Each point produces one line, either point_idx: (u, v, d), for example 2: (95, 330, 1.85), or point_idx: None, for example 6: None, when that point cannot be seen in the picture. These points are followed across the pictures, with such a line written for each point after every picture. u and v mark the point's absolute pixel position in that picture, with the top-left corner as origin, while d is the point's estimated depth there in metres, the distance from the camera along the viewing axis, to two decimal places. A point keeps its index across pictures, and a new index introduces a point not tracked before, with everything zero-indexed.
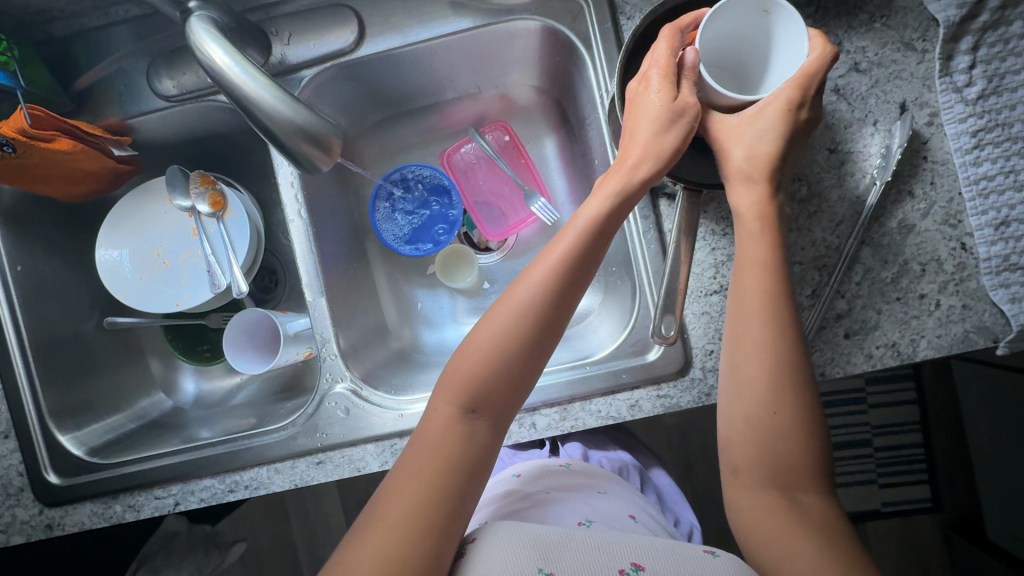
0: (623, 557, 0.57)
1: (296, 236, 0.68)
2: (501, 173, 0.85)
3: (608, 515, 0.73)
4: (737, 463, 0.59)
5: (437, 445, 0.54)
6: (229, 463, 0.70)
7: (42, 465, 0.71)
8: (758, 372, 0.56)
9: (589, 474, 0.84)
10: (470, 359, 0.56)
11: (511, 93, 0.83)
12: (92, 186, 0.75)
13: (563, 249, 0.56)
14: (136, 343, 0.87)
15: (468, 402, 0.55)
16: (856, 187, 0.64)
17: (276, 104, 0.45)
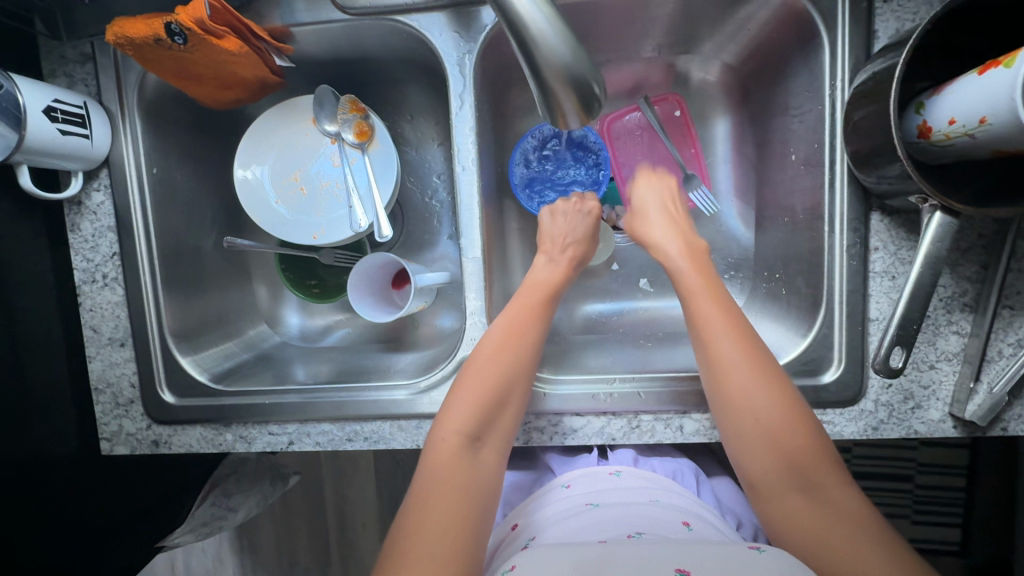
0: (665, 564, 0.50)
1: (466, 187, 0.63)
2: (660, 149, 0.78)
3: (658, 524, 0.65)
4: (801, 533, 0.51)
5: (455, 471, 0.54)
6: (350, 413, 0.67)
7: (158, 382, 0.69)
8: (758, 435, 0.54)
9: (640, 480, 0.75)
10: (465, 399, 0.58)
11: (692, 65, 0.76)
12: (239, 94, 0.69)
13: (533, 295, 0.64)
14: (246, 266, 0.83)
15: (471, 432, 0.57)
16: None
17: (559, 45, 0.38)
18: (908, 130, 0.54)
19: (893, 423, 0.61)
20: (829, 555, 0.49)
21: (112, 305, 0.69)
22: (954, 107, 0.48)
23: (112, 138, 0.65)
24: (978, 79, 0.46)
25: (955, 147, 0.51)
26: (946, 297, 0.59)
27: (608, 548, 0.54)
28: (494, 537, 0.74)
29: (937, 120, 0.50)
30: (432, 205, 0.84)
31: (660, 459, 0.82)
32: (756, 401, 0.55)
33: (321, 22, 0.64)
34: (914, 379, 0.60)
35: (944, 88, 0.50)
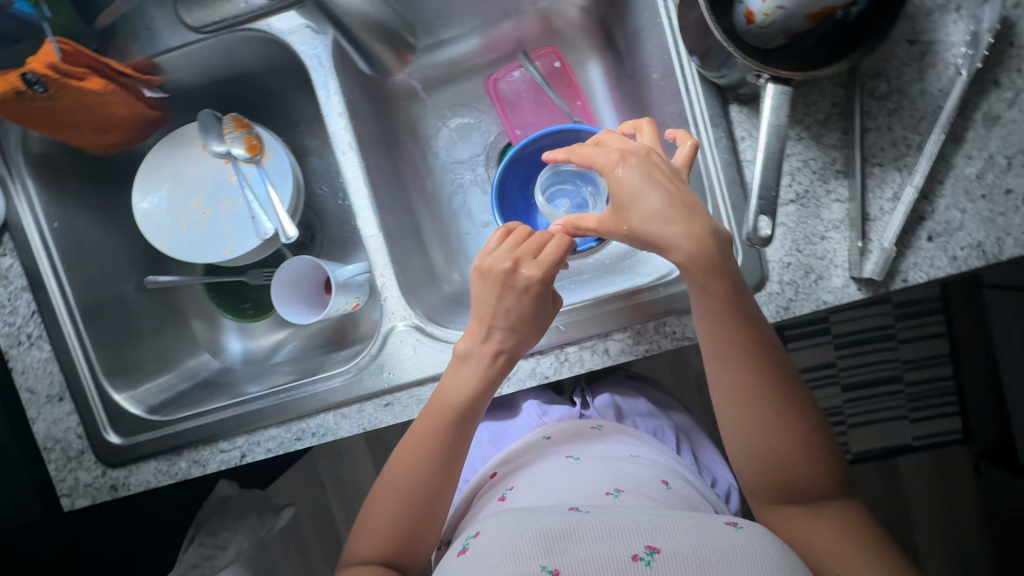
0: (638, 540, 0.52)
1: (351, 168, 0.65)
2: (548, 101, 0.81)
3: (639, 482, 0.66)
4: (807, 539, 0.55)
5: (393, 500, 0.62)
6: (293, 412, 0.69)
7: (101, 425, 0.70)
8: (747, 436, 0.58)
9: (623, 435, 0.78)
10: (403, 471, 0.62)
11: (556, 13, 0.79)
12: (122, 135, 0.71)
13: (434, 408, 0.62)
14: (178, 304, 0.84)
15: (410, 495, 0.61)
16: (939, 80, 0.60)
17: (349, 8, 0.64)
18: (737, 20, 0.57)
19: (802, 299, 0.63)
20: (823, 548, 0.54)
21: (42, 362, 0.69)
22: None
23: (5, 201, 0.67)
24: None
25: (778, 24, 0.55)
26: (819, 169, 0.62)
27: (581, 519, 0.55)
28: (473, 486, 0.79)
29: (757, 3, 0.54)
30: (345, 205, 0.86)
31: (639, 414, 0.90)
32: (749, 410, 0.58)
33: (185, 45, 0.67)
34: (811, 253, 0.63)
35: None
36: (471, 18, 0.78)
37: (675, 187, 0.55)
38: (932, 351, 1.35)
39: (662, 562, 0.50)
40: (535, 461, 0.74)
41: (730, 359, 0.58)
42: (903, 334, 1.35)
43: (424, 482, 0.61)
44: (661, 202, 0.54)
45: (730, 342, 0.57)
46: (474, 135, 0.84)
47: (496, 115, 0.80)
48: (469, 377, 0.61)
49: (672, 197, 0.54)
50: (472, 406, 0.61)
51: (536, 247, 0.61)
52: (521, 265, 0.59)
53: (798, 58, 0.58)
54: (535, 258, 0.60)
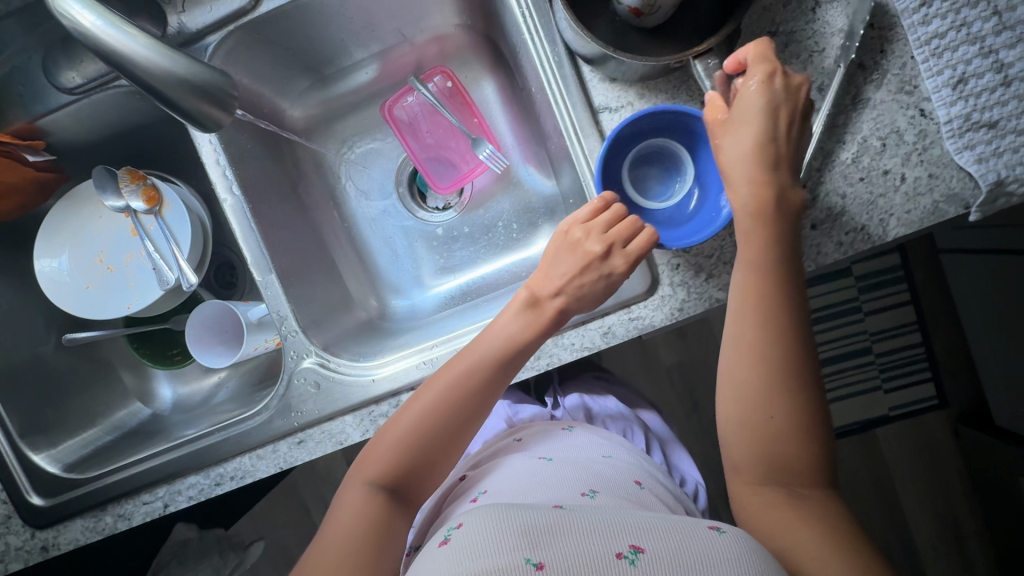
0: (621, 540, 0.52)
1: (231, 215, 0.66)
2: (446, 121, 0.82)
3: (613, 483, 0.70)
4: (785, 523, 0.53)
5: (401, 442, 0.60)
6: (211, 457, 0.69)
7: (23, 488, 0.70)
8: (751, 377, 0.56)
9: (592, 438, 0.82)
10: (417, 418, 0.60)
11: (442, 35, 0.79)
12: (18, 201, 0.71)
13: (463, 367, 0.61)
14: (103, 358, 0.84)
15: (418, 444, 0.60)
16: (802, 69, 0.61)
17: (150, 56, 0.42)
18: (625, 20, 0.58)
19: (694, 299, 0.63)
20: (784, 529, 0.52)
21: None
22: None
23: None
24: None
25: (663, 5, 0.54)
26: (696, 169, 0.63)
27: (566, 516, 0.55)
28: (439, 494, 0.79)
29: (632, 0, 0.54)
30: None
31: (609, 414, 0.93)
32: (754, 350, 0.56)
33: (63, 105, 0.67)
34: (698, 252, 0.62)
35: None
36: (358, 49, 0.79)
37: (773, 133, 0.54)
38: (897, 321, 1.35)
39: (647, 560, 0.50)
40: (512, 459, 0.76)
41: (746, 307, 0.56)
42: (865, 306, 1.35)
43: (431, 434, 0.60)
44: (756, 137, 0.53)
45: (759, 282, 0.55)
46: (379, 162, 0.86)
47: (395, 139, 0.80)
48: (523, 334, 0.62)
49: (767, 139, 0.53)
50: (501, 376, 0.62)
51: (627, 235, 0.60)
52: (613, 251, 0.60)
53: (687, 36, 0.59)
54: (625, 247, 0.60)
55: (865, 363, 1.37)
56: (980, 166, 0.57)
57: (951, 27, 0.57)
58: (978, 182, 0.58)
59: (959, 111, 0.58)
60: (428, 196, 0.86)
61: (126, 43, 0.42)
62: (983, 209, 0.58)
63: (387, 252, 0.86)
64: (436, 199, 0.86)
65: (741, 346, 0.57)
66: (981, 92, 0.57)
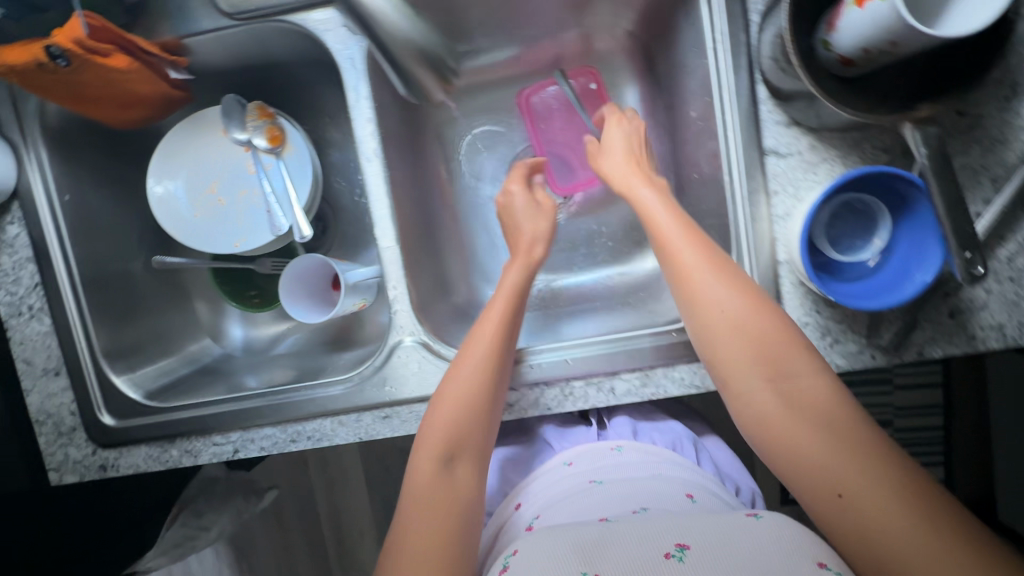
0: (667, 539, 0.52)
1: (373, 176, 0.63)
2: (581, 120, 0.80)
3: (662, 497, 0.65)
4: (862, 522, 0.46)
5: (461, 360, 0.61)
6: (291, 413, 0.68)
7: (96, 406, 0.69)
8: (748, 372, 0.54)
9: (643, 454, 0.74)
10: (477, 339, 0.61)
11: (600, 33, 0.76)
12: (144, 112, 0.69)
13: (498, 315, 0.63)
14: (183, 284, 0.83)
15: (476, 364, 0.60)
16: (983, 157, 0.59)
17: None
18: (832, 66, 0.55)
19: None
20: (873, 524, 0.46)
21: (41, 336, 0.69)
22: (854, 41, 0.51)
23: (17, 169, 0.65)
24: (860, 14, 0.48)
25: (880, 60, 0.52)
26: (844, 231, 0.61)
27: (611, 530, 0.54)
28: (500, 515, 0.76)
29: (847, 50, 0.52)
30: (361, 202, 0.86)
31: (656, 429, 0.81)
32: (746, 346, 0.55)
33: (217, 30, 0.65)
34: (829, 315, 0.62)
35: (833, 27, 0.53)
36: (512, 30, 0.75)
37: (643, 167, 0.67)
38: None
39: (694, 556, 0.49)
40: (562, 482, 0.72)
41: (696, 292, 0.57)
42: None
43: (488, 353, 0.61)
44: (617, 171, 0.67)
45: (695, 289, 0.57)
46: (499, 147, 0.83)
47: (526, 128, 0.79)
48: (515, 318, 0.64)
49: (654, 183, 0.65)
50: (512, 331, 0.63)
51: None
52: None
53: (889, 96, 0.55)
54: None
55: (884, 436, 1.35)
56: None
57: None
58: None
59: None
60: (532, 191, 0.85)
61: None
62: None
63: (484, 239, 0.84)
64: None
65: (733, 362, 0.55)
66: None
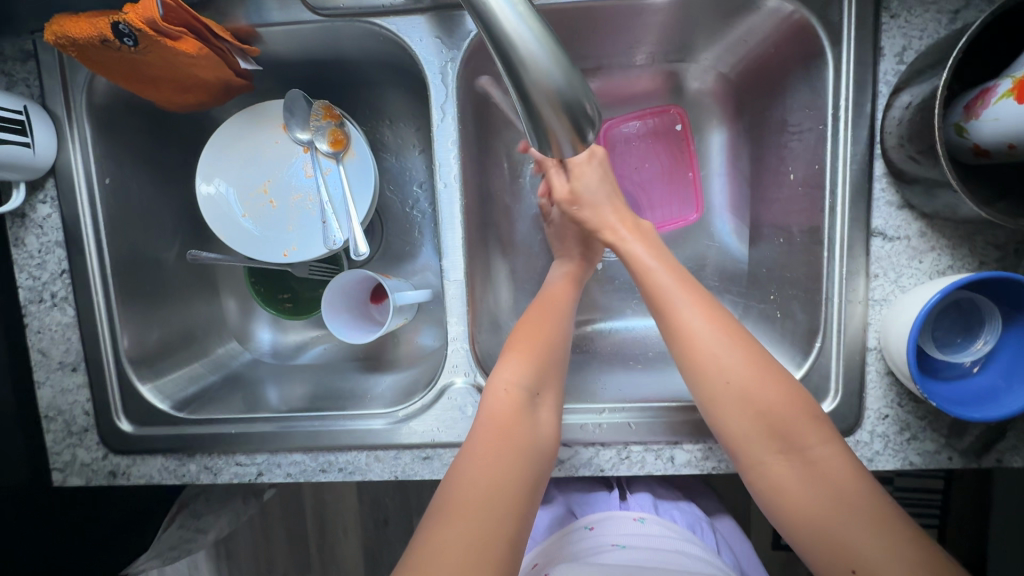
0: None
1: (447, 202, 0.59)
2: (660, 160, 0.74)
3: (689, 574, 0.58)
4: None
5: (527, 336, 0.58)
6: (324, 442, 0.63)
7: (114, 409, 0.64)
8: (744, 414, 0.52)
9: (667, 530, 0.67)
10: (543, 323, 0.59)
11: (694, 72, 0.72)
12: (201, 98, 0.63)
13: (564, 304, 0.61)
14: (213, 280, 0.77)
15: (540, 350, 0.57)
16: None
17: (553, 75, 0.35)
18: (957, 151, 0.53)
19: (888, 455, 0.59)
20: None
21: (62, 326, 0.63)
22: (1001, 133, 0.47)
23: (57, 145, 0.60)
24: (1016, 107, 0.45)
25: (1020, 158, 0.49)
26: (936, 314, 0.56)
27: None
28: None
29: (987, 140, 0.49)
30: (413, 215, 0.80)
31: (677, 508, 0.74)
32: (741, 392, 0.52)
33: (295, 22, 0.59)
34: (911, 409, 0.58)
35: (973, 114, 0.49)
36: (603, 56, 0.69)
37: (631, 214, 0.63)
38: None
39: None
40: (579, 545, 0.65)
41: (692, 349, 0.54)
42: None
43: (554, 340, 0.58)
44: (615, 221, 0.62)
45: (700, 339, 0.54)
46: None
47: None
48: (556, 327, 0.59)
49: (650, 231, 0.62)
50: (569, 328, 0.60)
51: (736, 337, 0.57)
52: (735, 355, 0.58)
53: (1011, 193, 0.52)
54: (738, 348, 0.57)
55: None
56: None
57: None
58: None
59: None
60: None
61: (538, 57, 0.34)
62: None
63: None
64: None
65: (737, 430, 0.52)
66: None
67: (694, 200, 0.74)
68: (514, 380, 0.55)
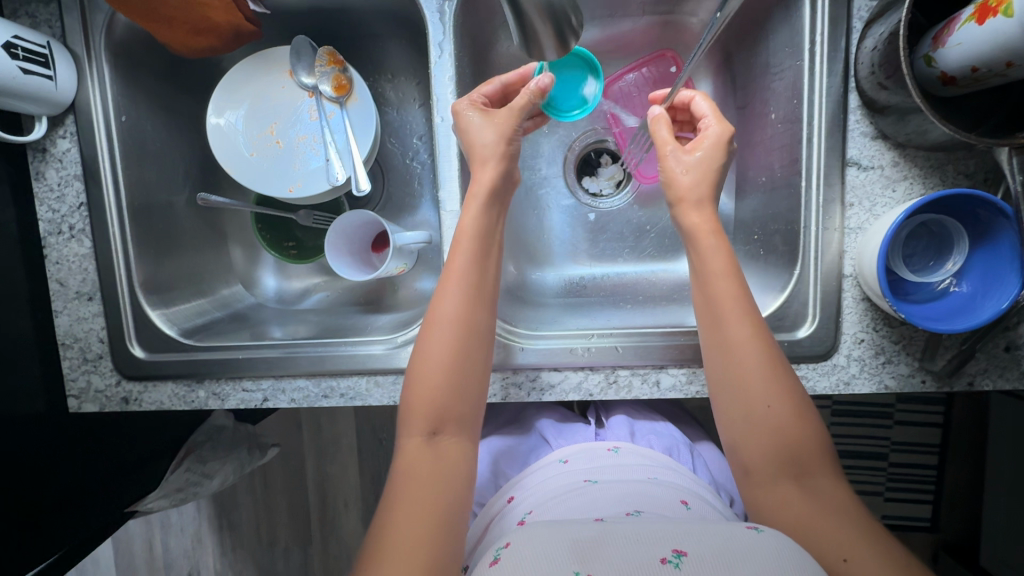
0: (664, 544, 0.49)
1: (446, 136, 0.63)
2: None
3: (656, 503, 0.61)
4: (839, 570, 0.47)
5: (441, 332, 0.57)
6: (326, 368, 0.67)
7: (128, 336, 0.67)
8: (762, 431, 0.54)
9: (638, 457, 0.71)
10: (453, 308, 0.57)
11: (684, 23, 0.75)
12: (212, 42, 0.67)
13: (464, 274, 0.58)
14: (221, 226, 0.80)
15: (458, 342, 0.56)
16: None
17: None
18: (930, 81, 0.55)
19: (864, 378, 0.62)
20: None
21: (79, 258, 0.67)
22: (965, 57, 0.50)
23: (78, 82, 0.63)
24: (978, 30, 0.48)
25: (986, 83, 0.51)
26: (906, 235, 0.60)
27: (607, 531, 0.52)
28: (489, 514, 0.70)
29: (953, 66, 0.51)
30: (413, 166, 0.82)
31: (653, 431, 0.79)
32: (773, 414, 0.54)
33: None
34: (886, 334, 0.61)
35: (941, 41, 0.52)
36: None
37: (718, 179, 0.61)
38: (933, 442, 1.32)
39: (691, 563, 0.47)
40: (554, 480, 0.68)
41: (738, 370, 0.56)
42: (897, 415, 1.30)
43: (466, 327, 0.57)
44: (689, 185, 0.61)
45: (750, 355, 0.55)
46: (559, 128, 0.82)
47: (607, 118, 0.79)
48: (472, 313, 0.57)
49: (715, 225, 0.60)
50: (479, 310, 0.58)
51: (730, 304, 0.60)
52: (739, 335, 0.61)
53: (983, 121, 0.54)
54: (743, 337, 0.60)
55: (877, 467, 1.34)
56: None
57: None
58: None
59: None
60: (584, 178, 0.84)
61: None
62: None
63: (533, 221, 0.82)
64: (591, 183, 0.83)
65: (750, 443, 0.55)
66: None
67: None
68: (442, 381, 0.55)
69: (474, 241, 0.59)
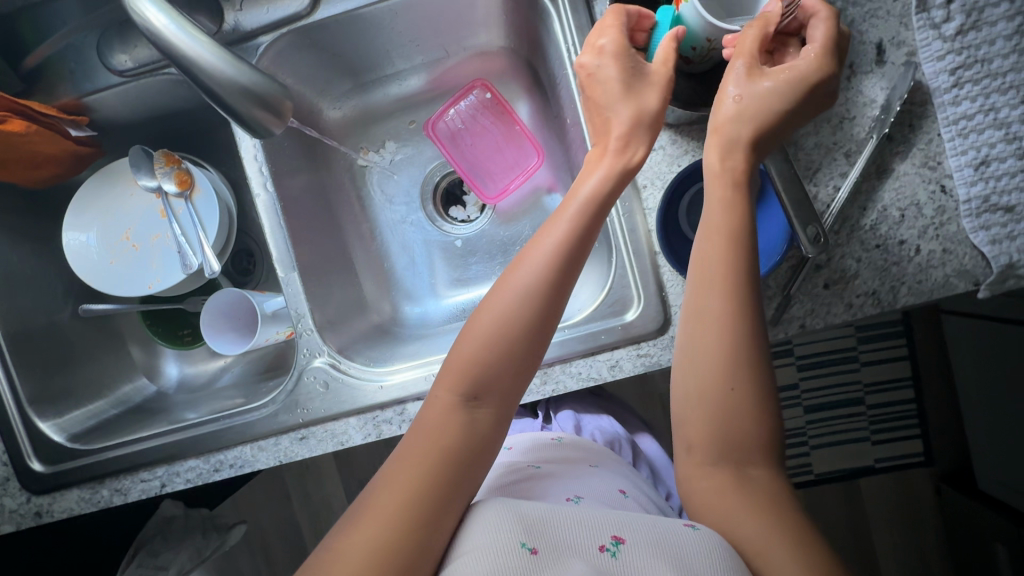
0: (604, 530, 0.50)
1: (262, 211, 0.68)
2: (488, 131, 0.83)
3: (598, 492, 0.64)
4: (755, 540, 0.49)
5: (495, 307, 0.55)
6: (213, 443, 0.70)
7: (25, 453, 0.71)
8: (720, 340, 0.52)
9: (580, 449, 0.74)
10: (521, 275, 0.55)
11: (487, 50, 0.81)
12: (55, 171, 0.73)
13: (561, 239, 0.56)
14: (116, 330, 0.85)
15: (517, 320, 0.54)
16: (853, 138, 0.63)
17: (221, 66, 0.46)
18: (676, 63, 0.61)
19: None
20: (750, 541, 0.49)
21: None
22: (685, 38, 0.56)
23: None
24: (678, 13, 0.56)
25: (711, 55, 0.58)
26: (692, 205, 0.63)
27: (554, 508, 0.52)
28: None
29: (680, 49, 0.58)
30: None
31: (599, 426, 0.83)
32: (734, 319, 0.52)
33: (109, 87, 0.70)
34: None
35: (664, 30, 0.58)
36: (401, 59, 0.81)
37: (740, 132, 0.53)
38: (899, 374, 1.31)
39: (629, 550, 0.48)
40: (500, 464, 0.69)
41: (715, 278, 0.52)
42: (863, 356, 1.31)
43: (529, 313, 0.54)
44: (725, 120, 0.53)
45: (719, 283, 0.52)
46: (408, 169, 0.88)
47: (442, 152, 0.83)
48: (547, 292, 0.55)
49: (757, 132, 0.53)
50: (559, 290, 0.55)
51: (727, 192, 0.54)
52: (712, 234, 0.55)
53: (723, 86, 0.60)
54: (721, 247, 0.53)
55: (856, 413, 1.32)
56: (994, 247, 0.60)
57: (980, 110, 0.60)
58: (990, 262, 0.60)
59: (979, 192, 0.60)
60: (452, 208, 0.89)
61: (196, 47, 0.46)
62: (991, 288, 0.60)
63: (408, 259, 0.87)
64: (457, 212, 0.88)
65: (701, 339, 0.53)
66: (1001, 175, 0.60)
67: (531, 146, 0.82)
68: (490, 362, 0.54)
69: (594, 203, 0.56)
